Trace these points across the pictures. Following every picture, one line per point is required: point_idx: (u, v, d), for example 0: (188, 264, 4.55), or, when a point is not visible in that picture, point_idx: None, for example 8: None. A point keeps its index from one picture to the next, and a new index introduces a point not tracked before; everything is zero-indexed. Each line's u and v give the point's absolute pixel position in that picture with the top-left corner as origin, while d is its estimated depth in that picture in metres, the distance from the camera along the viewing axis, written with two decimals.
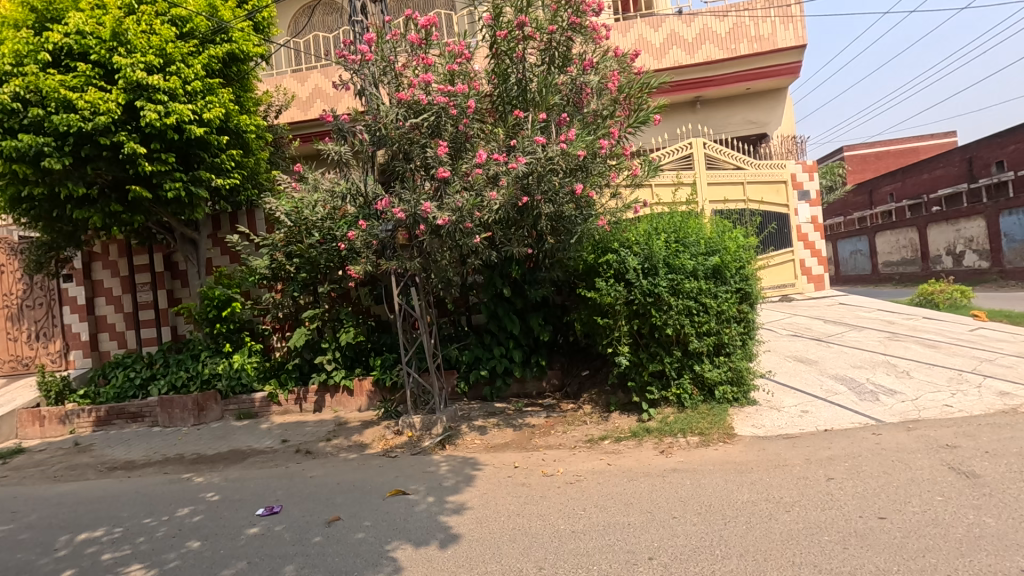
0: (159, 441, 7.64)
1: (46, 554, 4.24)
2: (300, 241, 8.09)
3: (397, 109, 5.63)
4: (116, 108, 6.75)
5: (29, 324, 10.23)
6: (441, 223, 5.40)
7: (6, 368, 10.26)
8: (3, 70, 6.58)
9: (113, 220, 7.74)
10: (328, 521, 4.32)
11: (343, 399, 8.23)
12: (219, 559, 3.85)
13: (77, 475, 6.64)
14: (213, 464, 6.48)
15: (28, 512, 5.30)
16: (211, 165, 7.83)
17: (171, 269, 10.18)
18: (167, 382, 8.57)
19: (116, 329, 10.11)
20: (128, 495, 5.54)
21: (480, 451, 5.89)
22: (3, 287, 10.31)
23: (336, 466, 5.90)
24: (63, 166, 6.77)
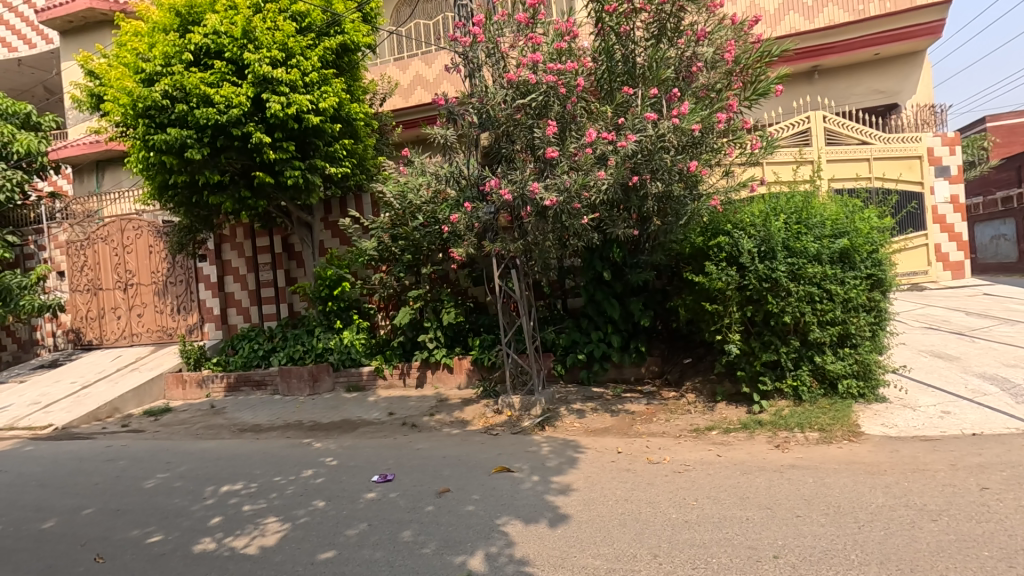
0: (280, 408, 8.35)
1: (197, 501, 4.79)
2: (405, 224, 8.43)
3: (505, 90, 5.67)
4: (246, 101, 7.34)
5: (171, 299, 11.54)
6: (548, 204, 5.36)
7: (155, 337, 11.70)
8: (155, 71, 7.34)
9: (242, 205, 8.49)
10: (439, 492, 4.51)
11: (443, 376, 8.53)
12: (343, 519, 4.14)
13: (215, 434, 7.41)
14: (328, 432, 6.98)
15: (179, 464, 6.01)
16: (326, 153, 8.36)
17: (288, 251, 10.94)
18: (286, 354, 9.32)
19: (242, 305, 11.10)
20: (258, 455, 6.11)
21: (580, 435, 5.87)
22: (152, 266, 11.70)
23: (440, 440, 6.14)
24: (202, 156, 7.50)
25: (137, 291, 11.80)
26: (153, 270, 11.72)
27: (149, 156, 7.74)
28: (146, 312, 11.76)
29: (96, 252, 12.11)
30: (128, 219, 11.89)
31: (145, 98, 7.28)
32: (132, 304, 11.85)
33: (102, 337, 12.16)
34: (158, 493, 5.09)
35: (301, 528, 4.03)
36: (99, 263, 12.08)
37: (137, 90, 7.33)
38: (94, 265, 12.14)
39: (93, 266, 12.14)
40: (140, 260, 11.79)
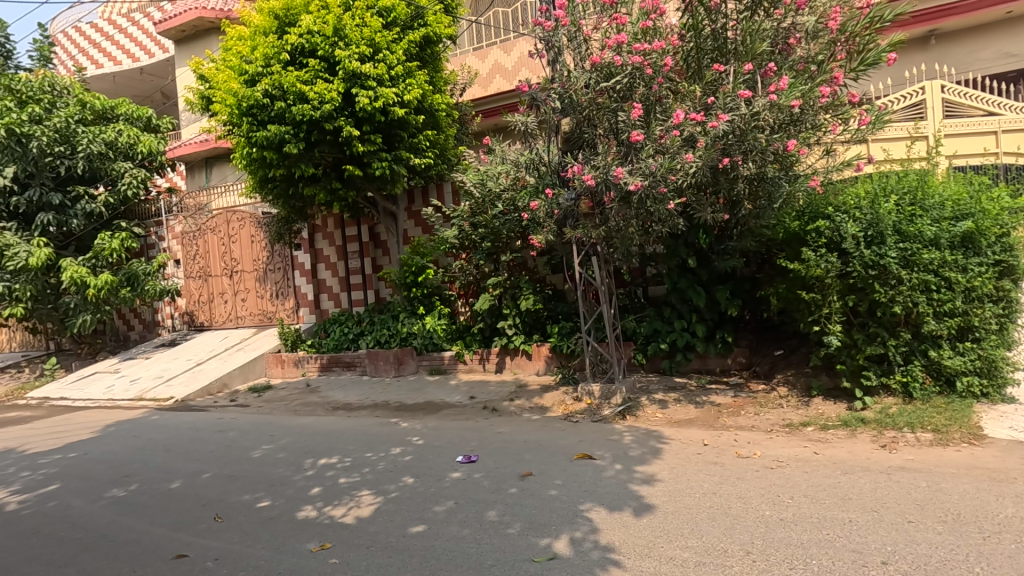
0: (368, 388, 8.81)
1: (299, 472, 5.17)
2: (485, 212, 8.55)
3: (590, 73, 5.60)
4: (337, 97, 7.72)
5: (271, 285, 12.46)
6: (632, 189, 5.24)
7: (257, 320, 12.70)
8: (257, 72, 7.86)
9: (333, 196, 8.96)
10: (521, 475, 4.58)
11: (522, 362, 8.63)
12: (431, 496, 4.32)
13: (311, 411, 7.96)
14: (414, 413, 7.27)
15: (281, 437, 6.50)
16: (410, 145, 8.66)
17: (375, 240, 11.41)
18: (373, 338, 9.80)
19: (333, 291, 11.76)
20: (350, 431, 6.49)
21: (663, 425, 5.74)
22: (254, 254, 12.67)
23: (521, 425, 6.23)
24: (299, 150, 7.97)
25: (241, 278, 12.83)
26: (254, 258, 12.69)
27: (252, 152, 8.33)
28: (249, 297, 12.77)
29: (206, 242, 13.29)
30: (233, 211, 12.92)
31: (248, 97, 7.82)
32: (237, 289, 12.91)
33: (212, 320, 13.37)
34: (264, 462, 5.55)
35: (392, 502, 4.25)
36: (209, 252, 13.25)
37: (242, 90, 7.88)
38: (205, 253, 13.33)
39: (204, 254, 13.33)
40: (244, 249, 12.80)
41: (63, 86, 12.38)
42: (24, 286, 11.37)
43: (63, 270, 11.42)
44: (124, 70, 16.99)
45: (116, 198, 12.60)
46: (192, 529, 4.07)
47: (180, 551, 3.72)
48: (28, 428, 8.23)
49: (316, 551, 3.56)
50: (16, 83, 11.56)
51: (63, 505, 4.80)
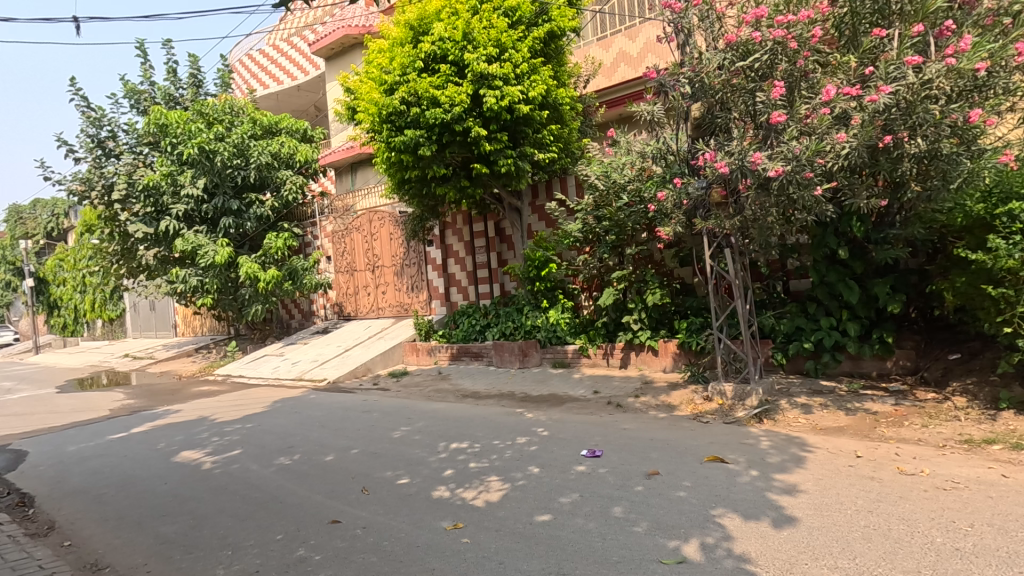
0: (495, 378, 9.16)
1: (433, 454, 5.53)
2: (610, 205, 8.38)
3: (724, 53, 5.25)
4: (467, 99, 8.07)
5: (407, 279, 13.45)
6: (772, 175, 4.84)
7: (395, 311, 13.79)
8: (394, 81, 8.40)
9: (463, 193, 9.42)
10: (648, 473, 4.47)
11: (648, 358, 8.42)
12: (556, 487, 4.38)
13: (443, 397, 8.45)
14: (538, 404, 7.42)
15: (417, 420, 7.00)
16: (534, 140, 8.83)
17: (500, 235, 11.74)
18: (499, 330, 10.14)
19: (462, 284, 12.35)
20: (479, 419, 6.80)
21: (807, 431, 5.25)
22: (393, 250, 13.75)
23: (647, 422, 6.06)
24: (432, 152, 8.44)
25: (381, 272, 14.00)
26: (393, 254, 13.77)
27: (390, 156, 8.96)
28: (388, 289, 13.89)
29: (352, 239, 14.68)
30: (375, 211, 14.09)
31: (388, 105, 8.39)
32: (378, 282, 14.10)
33: (357, 310, 14.75)
34: (403, 443, 6.02)
35: (519, 490, 4.39)
36: (355, 248, 14.62)
37: (382, 99, 8.47)
38: (351, 250, 14.73)
39: (350, 251, 14.74)
40: (384, 246, 13.95)
41: (239, 107, 14.33)
42: (212, 280, 13.41)
43: (240, 266, 13.26)
44: (285, 89, 19.24)
45: (280, 203, 14.39)
46: (344, 499, 4.55)
47: (334, 517, 4.18)
48: (217, 401, 9.73)
49: (450, 530, 3.79)
50: (205, 107, 13.54)
51: (243, 468, 5.62)
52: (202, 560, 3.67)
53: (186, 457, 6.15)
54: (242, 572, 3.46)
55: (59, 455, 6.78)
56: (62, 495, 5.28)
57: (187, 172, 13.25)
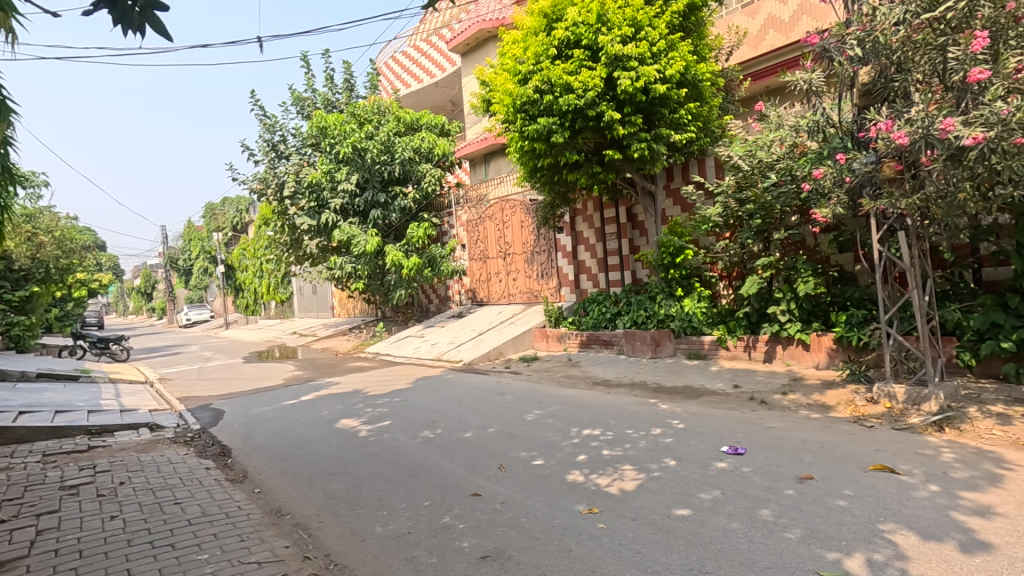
0: (625, 367, 9.01)
1: (566, 438, 5.60)
2: (755, 185, 7.71)
3: (905, 6, 4.58)
4: (600, 83, 7.92)
5: (537, 266, 13.73)
6: (968, 145, 4.11)
7: (525, 297, 14.16)
8: (528, 70, 8.46)
9: (594, 179, 9.35)
10: (800, 477, 4.11)
11: (798, 353, 7.73)
12: (695, 482, 4.21)
13: (574, 383, 8.53)
14: (672, 396, 7.16)
15: (549, 405, 7.14)
16: (671, 121, 8.47)
17: (632, 221, 11.41)
18: (630, 318, 9.91)
19: (591, 272, 12.27)
20: (611, 407, 6.75)
21: (1005, 446, 4.46)
22: (524, 238, 14.08)
23: (797, 422, 5.58)
24: (564, 140, 8.41)
25: (513, 259, 14.43)
26: (524, 241, 14.11)
27: (523, 145, 9.07)
28: (519, 276, 14.28)
29: (485, 228, 15.28)
30: (507, 200, 14.50)
31: (521, 95, 8.49)
32: (510, 270, 14.56)
33: (489, 296, 15.36)
34: (536, 425, 6.17)
35: (656, 482, 4.29)
36: (488, 236, 15.19)
37: (516, 89, 8.58)
38: (484, 238, 15.34)
39: (483, 239, 15.36)
40: (515, 233, 14.33)
41: (385, 107, 15.52)
42: (363, 267, 14.80)
43: (387, 254, 14.45)
44: (425, 86, 20.45)
45: (421, 194, 15.46)
46: (484, 474, 4.79)
47: (475, 490, 4.42)
48: (369, 376, 10.76)
49: (585, 514, 3.82)
50: (357, 108, 14.85)
51: (393, 438, 6.16)
52: (363, 516, 4.11)
53: (345, 425, 6.89)
54: (397, 532, 3.80)
55: (248, 415, 7.97)
56: (252, 449, 6.21)
57: (343, 169, 14.65)
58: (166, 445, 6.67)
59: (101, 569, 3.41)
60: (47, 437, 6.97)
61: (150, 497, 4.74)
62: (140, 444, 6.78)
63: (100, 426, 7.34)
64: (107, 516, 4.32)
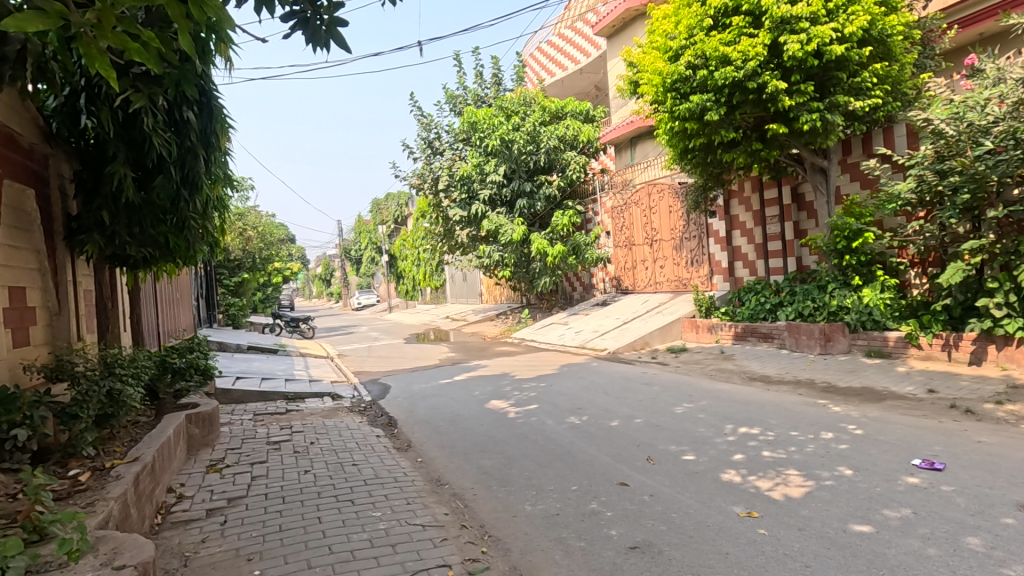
0: (788, 363, 8.21)
1: (720, 435, 5.27)
2: (961, 154, 6.55)
3: None
4: (763, 50, 7.21)
5: (687, 252, 13.09)
6: None
7: (673, 285, 13.60)
8: (680, 45, 7.97)
9: (754, 157, 8.56)
10: (1022, 505, 3.41)
11: (1018, 355, 6.39)
12: (877, 496, 3.71)
13: (728, 377, 7.99)
14: (846, 397, 6.37)
15: (701, 398, 6.78)
16: (850, 87, 7.49)
17: (798, 202, 10.25)
18: (794, 309, 8.98)
19: (748, 258, 11.30)
20: (772, 406, 6.20)
21: None
22: (673, 223, 13.49)
23: (1017, 438, 4.62)
24: (720, 116, 7.77)
25: (660, 246, 13.94)
26: (672, 227, 13.53)
27: (673, 126, 8.57)
28: (667, 264, 13.76)
29: (631, 214, 14.92)
30: (655, 184, 14.01)
31: (672, 73, 8.03)
32: (657, 257, 14.09)
33: (635, 284, 15.03)
34: (687, 419, 5.91)
35: (828, 491, 3.86)
36: (634, 223, 14.82)
37: (667, 67, 8.12)
38: (630, 225, 14.99)
39: (629, 225, 15.02)
40: (663, 219, 13.80)
41: (530, 98, 16.03)
42: (509, 255, 15.32)
43: (533, 242, 14.80)
44: (570, 73, 20.42)
45: (566, 182, 15.58)
46: (632, 464, 4.72)
47: (623, 479, 4.37)
48: (516, 361, 11.15)
49: (743, 517, 3.58)
50: (505, 102, 15.55)
51: (540, 421, 6.32)
52: (514, 494, 4.28)
53: (495, 406, 7.24)
54: (545, 512, 3.91)
55: (410, 391, 8.76)
56: (414, 422, 6.81)
57: (492, 161, 15.24)
58: (344, 413, 7.60)
59: (300, 513, 4.02)
60: (257, 399, 8.35)
61: (335, 457, 5.46)
62: (324, 410, 7.81)
63: (295, 393, 8.59)
64: (302, 469, 5.07)
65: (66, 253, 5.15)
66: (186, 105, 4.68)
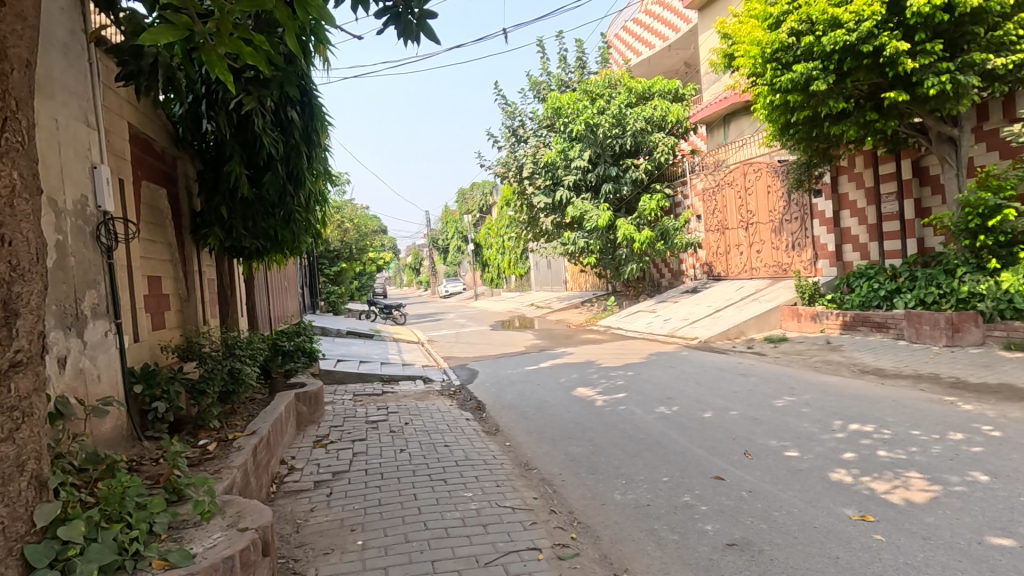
0: (907, 355, 7.44)
1: (828, 432, 4.89)
2: None
3: None
4: (881, 8, 6.50)
5: (787, 236, 12.25)
6: None
7: (772, 271, 12.79)
8: (781, 10, 7.37)
9: (868, 129, 7.78)
10: None
11: None
12: (1021, 507, 3.27)
13: (835, 369, 7.39)
14: (979, 394, 5.68)
15: (804, 391, 6.33)
16: (988, 43, 6.61)
17: (921, 176, 9.12)
18: (914, 296, 8.15)
19: (859, 241, 10.35)
20: (888, 402, 5.66)
21: None
22: (771, 205, 12.71)
23: None
24: (829, 85, 7.11)
25: (757, 229, 13.16)
26: (770, 209, 12.75)
27: (774, 100, 7.95)
28: (765, 248, 12.97)
29: (724, 196, 14.14)
30: (751, 163, 13.24)
31: (773, 42, 7.45)
32: (753, 241, 13.32)
33: (728, 270, 14.30)
34: (788, 414, 5.53)
35: (958, 498, 3.46)
36: (727, 205, 14.08)
37: (767, 36, 7.55)
38: (723, 207, 14.23)
39: (722, 208, 14.28)
40: (760, 200, 13.03)
41: (616, 80, 15.60)
42: (594, 241, 15.09)
43: (619, 228, 14.50)
44: (657, 51, 19.62)
45: (653, 165, 15.08)
46: (727, 458, 4.51)
47: (718, 473, 4.19)
48: (602, 349, 11.02)
49: (856, 520, 3.30)
50: (589, 85, 15.29)
51: (629, 410, 6.20)
52: (603, 482, 4.24)
53: (582, 393, 7.20)
54: (636, 502, 3.84)
55: (497, 377, 8.93)
56: (502, 407, 6.94)
57: (576, 147, 15.05)
58: (435, 396, 7.89)
59: (397, 490, 4.24)
60: (356, 380, 8.90)
61: (427, 438, 5.69)
62: (417, 393, 8.16)
63: (390, 376, 9.05)
64: (397, 448, 5.34)
65: (192, 245, 5.71)
66: (290, 105, 5.03)
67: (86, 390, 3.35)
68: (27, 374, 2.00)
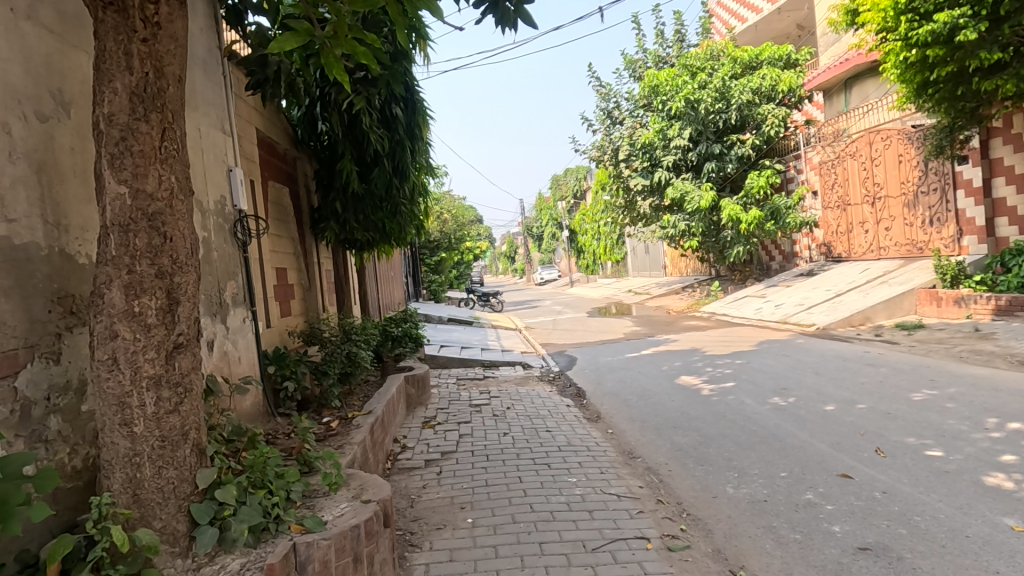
0: None
1: (979, 430, 4.32)
2: None
3: None
4: None
5: (924, 210, 10.84)
6: None
7: (904, 251, 11.49)
8: None
9: None
10: None
11: None
12: None
13: (986, 360, 6.50)
14: None
15: (947, 384, 5.63)
16: None
17: None
18: None
19: (1016, 213, 8.92)
20: None
21: None
22: (904, 176, 11.32)
23: None
24: (980, 34, 6.20)
25: (885, 204, 11.86)
26: (902, 180, 11.37)
27: (909, 56, 7.05)
28: (895, 225, 11.68)
29: (846, 168, 12.88)
30: (877, 131, 11.90)
31: None
32: (880, 217, 12.04)
33: (850, 251, 13.08)
34: (929, 408, 4.94)
35: None
36: (848, 179, 12.81)
37: None
38: (844, 181, 12.95)
39: (843, 182, 13.00)
40: (889, 171, 11.69)
41: (718, 51, 14.71)
42: (697, 223, 14.33)
43: (723, 209, 13.69)
44: (765, 16, 18.18)
45: (761, 140, 14.10)
46: (855, 455, 4.12)
47: (845, 471, 3.85)
48: (707, 336, 10.53)
49: (1019, 532, 2.89)
50: (689, 59, 14.54)
51: (739, 400, 5.87)
52: (713, 474, 4.06)
53: (687, 381, 6.94)
54: (751, 497, 3.63)
55: (597, 363, 8.85)
56: (603, 394, 6.86)
57: (675, 125, 14.39)
58: (535, 382, 7.99)
59: (503, 471, 4.35)
60: (459, 365, 9.24)
61: (529, 422, 5.78)
62: (517, 378, 8.32)
63: (491, 361, 9.29)
64: (501, 431, 5.47)
65: (312, 238, 6.18)
66: (394, 102, 5.25)
67: (230, 369, 3.76)
68: (187, 355, 2.25)
